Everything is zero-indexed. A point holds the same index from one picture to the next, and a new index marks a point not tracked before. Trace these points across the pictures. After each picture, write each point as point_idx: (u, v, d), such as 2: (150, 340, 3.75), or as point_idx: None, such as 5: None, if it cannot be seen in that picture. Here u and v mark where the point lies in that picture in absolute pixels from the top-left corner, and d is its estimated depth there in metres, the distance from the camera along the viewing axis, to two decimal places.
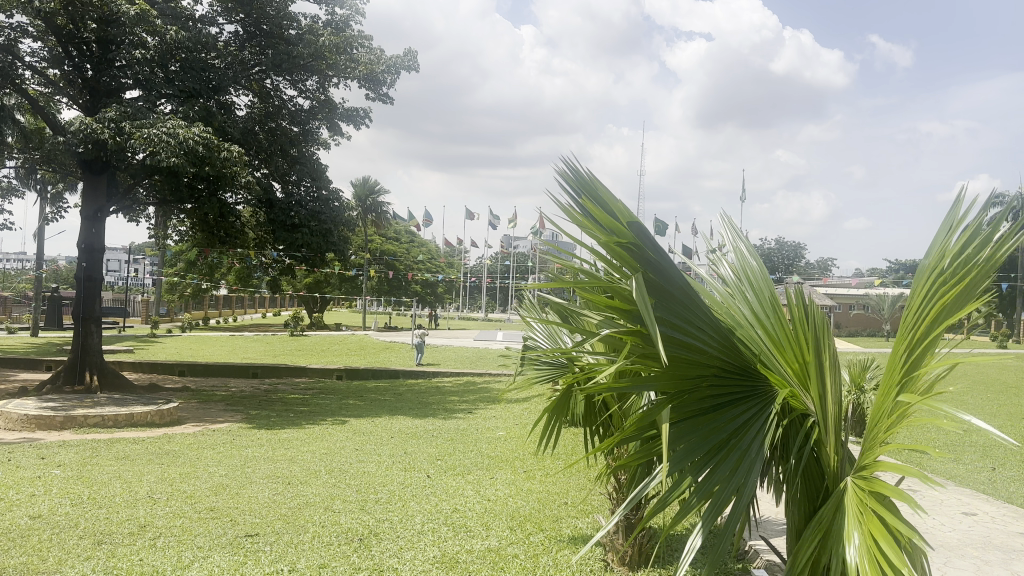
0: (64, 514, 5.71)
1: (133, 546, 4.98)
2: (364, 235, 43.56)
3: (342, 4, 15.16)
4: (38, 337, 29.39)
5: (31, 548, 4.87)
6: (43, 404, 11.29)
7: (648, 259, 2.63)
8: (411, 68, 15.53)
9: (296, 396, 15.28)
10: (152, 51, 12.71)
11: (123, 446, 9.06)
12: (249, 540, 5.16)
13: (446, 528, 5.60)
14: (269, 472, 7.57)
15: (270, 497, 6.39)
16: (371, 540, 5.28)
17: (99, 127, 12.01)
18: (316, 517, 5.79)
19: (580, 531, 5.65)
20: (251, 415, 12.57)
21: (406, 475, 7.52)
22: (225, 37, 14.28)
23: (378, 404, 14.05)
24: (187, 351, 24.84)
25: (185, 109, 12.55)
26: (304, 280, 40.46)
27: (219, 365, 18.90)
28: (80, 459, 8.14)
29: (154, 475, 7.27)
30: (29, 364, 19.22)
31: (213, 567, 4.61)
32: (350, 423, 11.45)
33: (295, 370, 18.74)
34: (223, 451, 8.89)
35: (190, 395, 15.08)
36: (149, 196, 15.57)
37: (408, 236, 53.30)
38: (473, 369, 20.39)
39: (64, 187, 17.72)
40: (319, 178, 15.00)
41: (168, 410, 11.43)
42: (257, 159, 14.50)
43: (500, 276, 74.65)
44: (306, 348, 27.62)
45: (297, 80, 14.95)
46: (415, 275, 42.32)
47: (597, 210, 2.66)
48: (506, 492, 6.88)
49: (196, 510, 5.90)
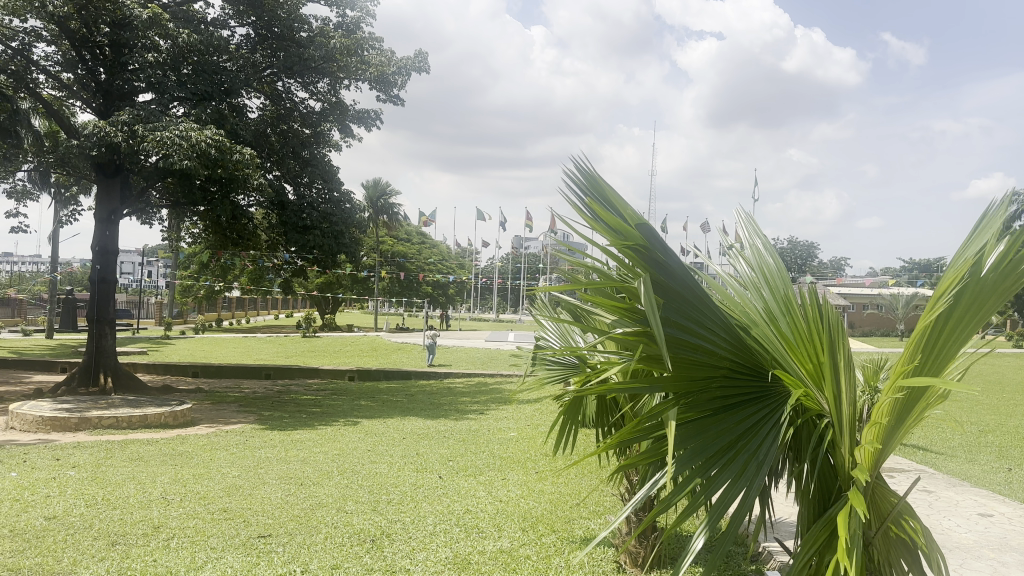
0: (79, 515, 5.75)
1: (147, 547, 5.00)
2: (375, 236, 43.71)
3: (353, 7, 15.21)
4: (52, 339, 29.60)
5: (46, 549, 4.90)
6: (58, 405, 11.37)
7: (655, 260, 2.62)
8: (421, 70, 15.57)
9: (308, 397, 15.33)
10: (164, 54, 12.82)
11: (137, 448, 9.11)
12: (262, 541, 5.18)
13: (458, 530, 5.60)
14: (281, 473, 7.59)
15: (283, 499, 6.41)
16: (383, 541, 5.29)
17: (112, 130, 12.10)
18: (329, 518, 5.80)
19: (592, 532, 5.64)
20: (263, 416, 12.62)
21: (418, 476, 7.52)
22: (237, 40, 14.38)
23: (389, 405, 14.07)
24: (200, 352, 24.96)
25: (197, 112, 12.63)
26: (316, 282, 40.61)
27: (232, 367, 18.99)
28: (95, 460, 8.19)
29: (168, 477, 7.31)
30: (44, 366, 19.35)
31: (226, 567, 4.63)
32: (362, 425, 11.47)
33: (308, 371, 18.80)
34: (236, 452, 8.93)
35: (203, 396, 15.15)
36: (162, 199, 15.67)
37: (420, 237, 53.41)
38: (484, 370, 20.39)
39: (78, 190, 17.85)
40: (331, 180, 15.05)
41: (181, 412, 11.50)
42: (269, 161, 14.57)
43: (512, 277, 74.69)
44: (319, 349, 27.71)
45: (308, 83, 15.04)
46: (427, 277, 42.39)
47: (605, 210, 2.65)
48: (518, 493, 6.87)
49: (209, 511, 5.93)
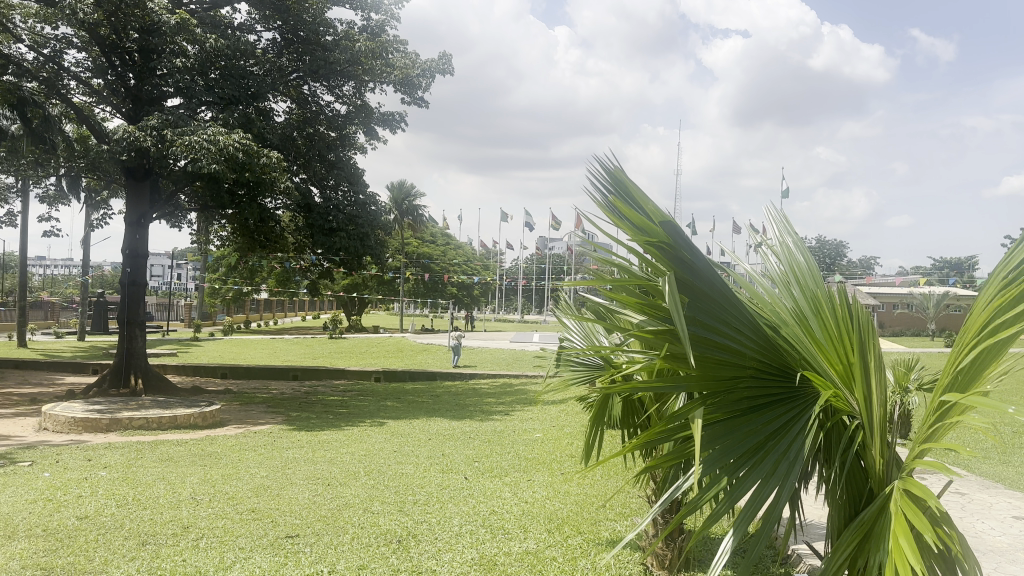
0: (110, 515, 5.83)
1: (176, 547, 5.06)
2: (400, 238, 43.92)
3: (377, 10, 15.29)
4: (85, 341, 30.14)
5: (78, 549, 4.99)
6: (90, 406, 11.56)
7: (681, 258, 2.59)
8: (445, 72, 15.62)
9: (334, 398, 15.45)
10: (192, 59, 12.92)
11: (167, 448, 9.24)
12: (290, 541, 5.22)
13: (483, 531, 5.60)
14: (308, 474, 7.65)
15: (310, 499, 6.45)
16: (409, 542, 5.30)
17: (141, 135, 12.29)
18: (355, 519, 5.83)
19: (618, 534, 5.61)
20: (290, 416, 12.73)
21: (444, 477, 7.53)
22: (264, 44, 14.53)
23: (415, 406, 14.12)
24: (228, 354, 25.26)
25: (225, 117, 12.77)
26: (342, 284, 40.93)
27: (259, 368, 19.19)
28: (126, 461, 8.32)
29: (197, 477, 7.40)
30: (77, 368, 19.70)
31: (254, 567, 4.67)
32: (388, 425, 11.52)
33: (334, 372, 18.93)
34: (263, 453, 9.02)
35: (231, 397, 15.34)
36: (190, 202, 15.87)
37: (444, 239, 53.61)
38: (509, 370, 20.40)
39: (109, 195, 18.15)
40: (356, 183, 15.13)
41: (210, 413, 11.63)
42: (296, 164, 14.70)
43: (536, 278, 74.63)
44: (345, 350, 27.91)
45: (333, 86, 15.18)
46: (452, 278, 42.49)
47: (631, 208, 2.62)
48: (543, 495, 6.85)
49: (237, 511, 5.99)
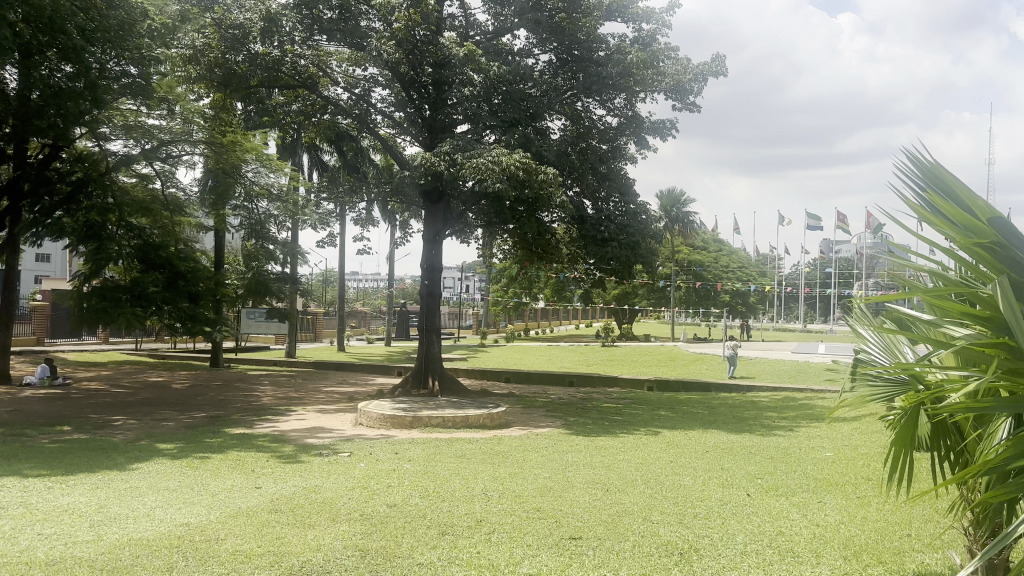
0: (414, 505, 6.48)
1: (471, 539, 5.47)
2: (671, 246, 43.52)
3: (648, 20, 15.36)
4: (390, 346, 33.96)
5: (389, 534, 5.60)
6: (396, 405, 12.96)
7: (1013, 258, 2.43)
8: (718, 74, 15.22)
9: (610, 405, 15.70)
10: (478, 87, 13.88)
11: (460, 446, 10.05)
12: (573, 543, 5.38)
13: (771, 552, 5.31)
14: (588, 478, 7.84)
15: (591, 503, 6.61)
16: (690, 555, 5.21)
17: (436, 160, 13.59)
18: (635, 527, 5.85)
19: (930, 569, 4.99)
20: (569, 421, 13.17)
21: (724, 491, 7.28)
22: (540, 66, 15.34)
23: (690, 416, 13.86)
24: (511, 360, 26.88)
25: (507, 138, 13.71)
26: (614, 293, 41.61)
27: (538, 373, 20.15)
28: (426, 456, 9.20)
29: (487, 475, 7.94)
30: (385, 370, 22.24)
31: (541, 566, 4.88)
32: (664, 435, 11.43)
33: (608, 380, 19.25)
34: (545, 455, 9.42)
35: (514, 401, 16.27)
36: (476, 219, 17.11)
37: (717, 245, 52.13)
38: (791, 383, 19.20)
39: (409, 215, 20.29)
40: (628, 193, 15.33)
41: (497, 414, 12.41)
42: (570, 179, 15.23)
43: (820, 283, 69.53)
44: (618, 358, 28.28)
45: (606, 100, 15.50)
46: (726, 286, 41.12)
47: (951, 203, 2.54)
48: (836, 519, 6.33)
49: (524, 509, 6.32)
